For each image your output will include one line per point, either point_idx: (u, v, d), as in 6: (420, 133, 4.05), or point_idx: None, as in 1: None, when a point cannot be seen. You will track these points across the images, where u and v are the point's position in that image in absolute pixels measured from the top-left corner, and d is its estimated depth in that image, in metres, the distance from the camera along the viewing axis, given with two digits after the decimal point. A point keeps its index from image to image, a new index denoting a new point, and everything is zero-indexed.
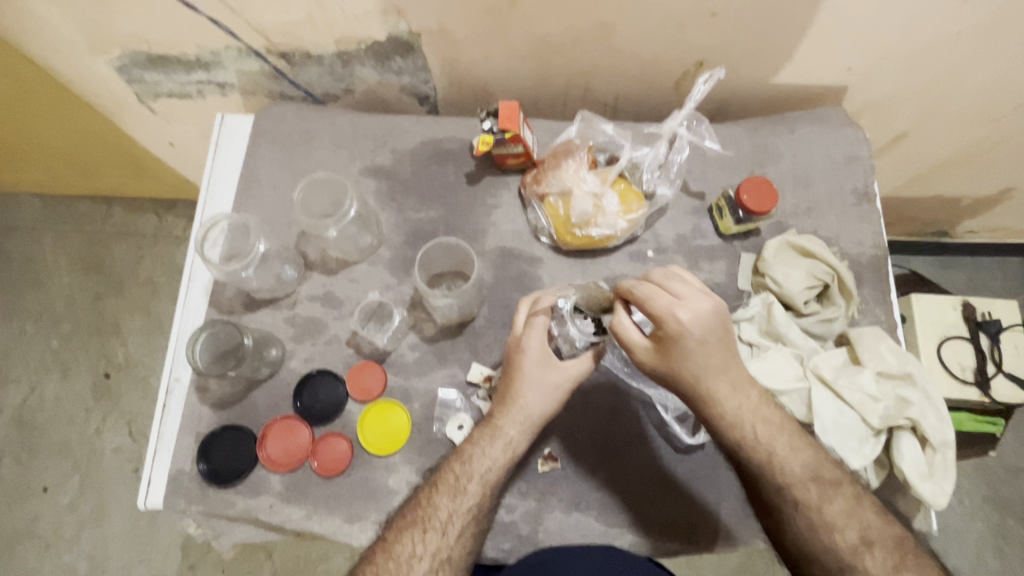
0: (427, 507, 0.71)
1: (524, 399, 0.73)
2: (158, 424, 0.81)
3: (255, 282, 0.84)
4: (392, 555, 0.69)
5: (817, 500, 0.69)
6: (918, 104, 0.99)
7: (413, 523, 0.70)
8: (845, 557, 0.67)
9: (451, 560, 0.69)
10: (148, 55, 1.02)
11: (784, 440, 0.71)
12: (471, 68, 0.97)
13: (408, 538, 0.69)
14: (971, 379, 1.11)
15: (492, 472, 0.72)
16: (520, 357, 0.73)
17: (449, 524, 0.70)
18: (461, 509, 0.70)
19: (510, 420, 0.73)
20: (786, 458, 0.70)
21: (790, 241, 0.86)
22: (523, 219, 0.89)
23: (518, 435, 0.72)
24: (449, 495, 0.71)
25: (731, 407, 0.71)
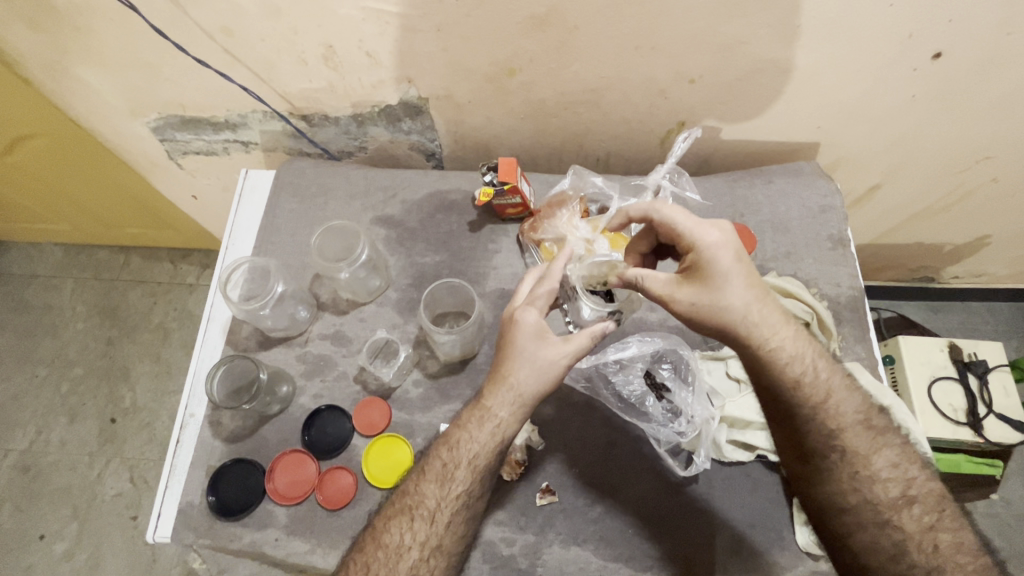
0: (414, 496, 0.73)
1: (515, 378, 0.73)
2: (171, 458, 0.84)
3: (270, 321, 0.89)
4: (381, 544, 0.71)
5: (870, 452, 0.73)
6: (885, 158, 1.08)
7: (400, 511, 0.73)
8: (884, 511, 0.71)
9: (441, 547, 0.72)
10: (182, 117, 1.13)
11: (830, 384, 0.75)
12: (474, 128, 1.07)
13: (396, 527, 0.72)
14: (963, 420, 1.15)
15: (480, 458, 0.73)
16: (515, 331, 0.74)
17: (438, 512, 0.72)
18: (449, 496, 0.73)
19: (500, 401, 0.73)
20: (846, 407, 0.74)
21: (771, 282, 0.91)
22: (521, 262, 0.95)
23: (508, 416, 0.73)
24: (437, 482, 0.73)
25: (779, 339, 0.73)
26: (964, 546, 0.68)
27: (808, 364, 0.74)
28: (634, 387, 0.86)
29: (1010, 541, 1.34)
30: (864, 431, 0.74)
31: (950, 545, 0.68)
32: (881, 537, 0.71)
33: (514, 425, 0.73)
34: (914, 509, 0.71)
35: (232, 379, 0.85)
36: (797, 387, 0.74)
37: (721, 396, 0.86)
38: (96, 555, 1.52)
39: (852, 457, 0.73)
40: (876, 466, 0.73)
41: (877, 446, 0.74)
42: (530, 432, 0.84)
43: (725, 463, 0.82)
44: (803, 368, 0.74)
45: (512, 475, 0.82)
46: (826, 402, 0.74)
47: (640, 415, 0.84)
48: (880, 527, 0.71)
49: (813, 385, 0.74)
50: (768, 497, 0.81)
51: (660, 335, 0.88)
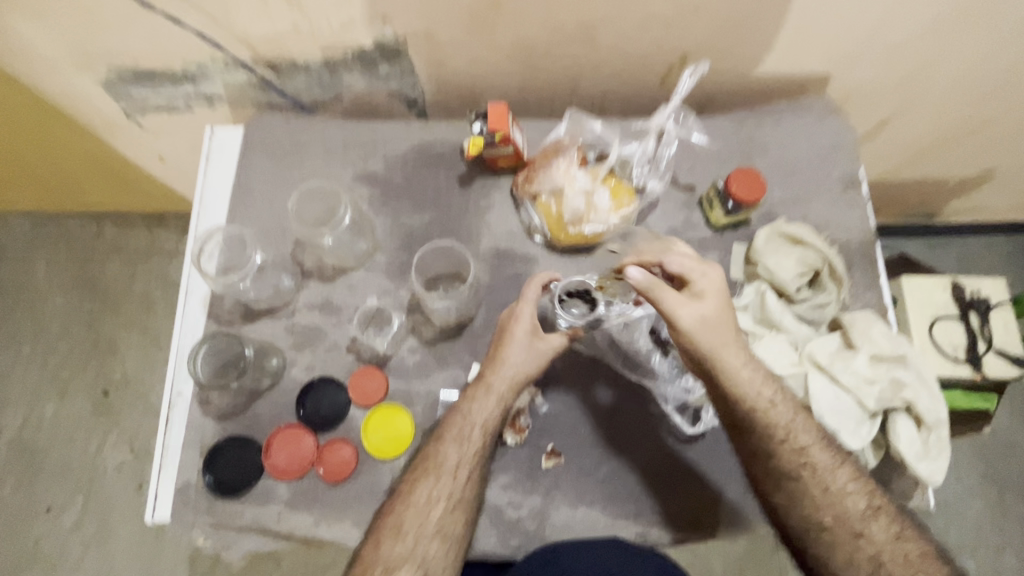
0: (434, 458, 0.73)
1: (511, 359, 0.75)
2: (162, 439, 0.81)
3: (253, 293, 0.85)
4: (410, 501, 0.72)
5: (837, 473, 0.71)
6: (897, 90, 1.01)
7: (424, 473, 0.73)
8: (855, 524, 0.70)
9: (464, 500, 0.73)
10: (135, 70, 1.02)
11: (787, 413, 0.72)
12: (459, 70, 0.98)
13: (422, 487, 0.73)
14: (964, 358, 1.14)
15: (490, 421, 0.73)
16: (512, 327, 0.76)
17: (459, 469, 0.73)
18: (468, 456, 0.73)
19: (500, 375, 0.74)
20: (802, 435, 0.72)
21: (779, 229, 0.86)
22: (516, 219, 0.89)
23: (508, 388, 0.74)
24: (455, 444, 0.73)
25: (749, 377, 0.71)
26: (928, 554, 0.69)
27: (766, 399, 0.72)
28: (640, 345, 0.83)
29: (998, 470, 1.38)
30: (821, 454, 0.72)
31: (916, 555, 0.69)
32: (857, 550, 0.70)
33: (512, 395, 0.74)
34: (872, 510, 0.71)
35: (218, 356, 0.82)
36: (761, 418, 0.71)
37: None
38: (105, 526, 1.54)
39: (815, 479, 0.71)
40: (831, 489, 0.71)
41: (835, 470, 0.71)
42: (534, 395, 0.82)
43: None
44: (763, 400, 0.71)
45: (517, 440, 0.80)
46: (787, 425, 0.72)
47: (643, 371, 0.83)
48: (853, 542, 0.70)
49: (772, 415, 0.72)
50: None
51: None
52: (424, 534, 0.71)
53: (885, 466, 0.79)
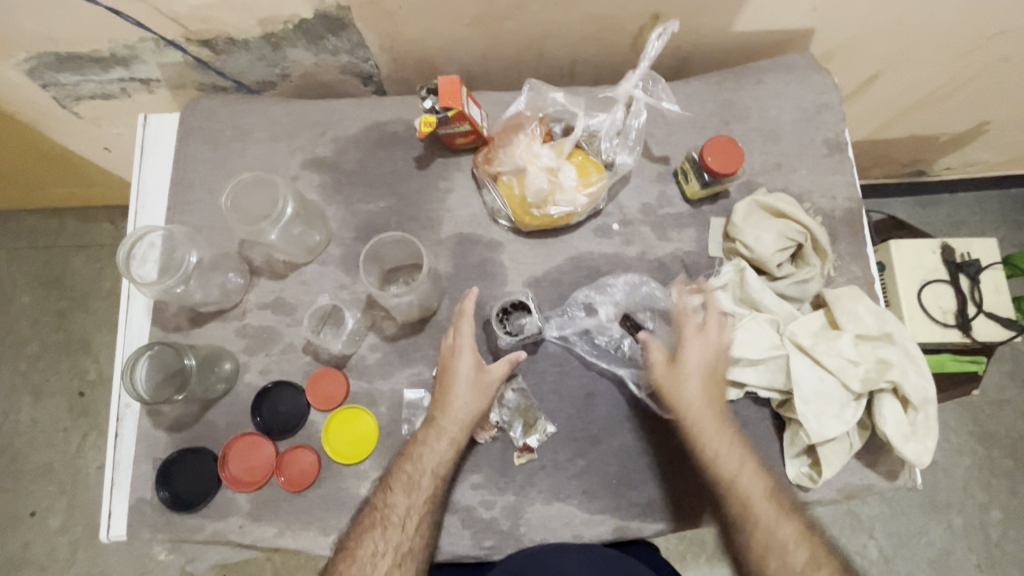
0: (382, 508, 0.69)
1: (457, 400, 0.72)
2: (112, 454, 0.77)
3: (199, 296, 0.78)
4: (354, 559, 0.67)
5: (772, 521, 0.67)
6: (886, 44, 0.95)
7: (371, 525, 0.69)
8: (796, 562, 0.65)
9: (412, 552, 0.68)
10: (58, 56, 0.92)
11: (723, 444, 0.71)
12: (413, 40, 0.90)
13: (369, 540, 0.68)
14: (952, 323, 1.10)
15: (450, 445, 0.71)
16: (451, 377, 0.72)
17: (407, 519, 0.69)
18: (417, 504, 0.69)
19: (451, 419, 0.71)
20: (730, 468, 0.70)
21: (760, 201, 0.80)
22: (478, 201, 0.83)
23: (461, 431, 0.72)
24: (404, 492, 0.69)
25: (703, 422, 0.71)
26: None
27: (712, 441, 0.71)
28: (611, 334, 0.80)
29: None
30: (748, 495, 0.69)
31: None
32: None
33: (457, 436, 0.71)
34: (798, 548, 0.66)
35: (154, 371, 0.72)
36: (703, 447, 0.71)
37: None
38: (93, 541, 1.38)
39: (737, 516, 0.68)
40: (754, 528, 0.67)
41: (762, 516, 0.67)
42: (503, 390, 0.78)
43: None
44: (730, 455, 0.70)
45: (486, 438, 0.76)
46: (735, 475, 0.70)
47: (614, 359, 0.79)
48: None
49: (716, 447, 0.71)
50: (757, 433, 0.77)
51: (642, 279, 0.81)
52: None
53: (868, 445, 0.77)
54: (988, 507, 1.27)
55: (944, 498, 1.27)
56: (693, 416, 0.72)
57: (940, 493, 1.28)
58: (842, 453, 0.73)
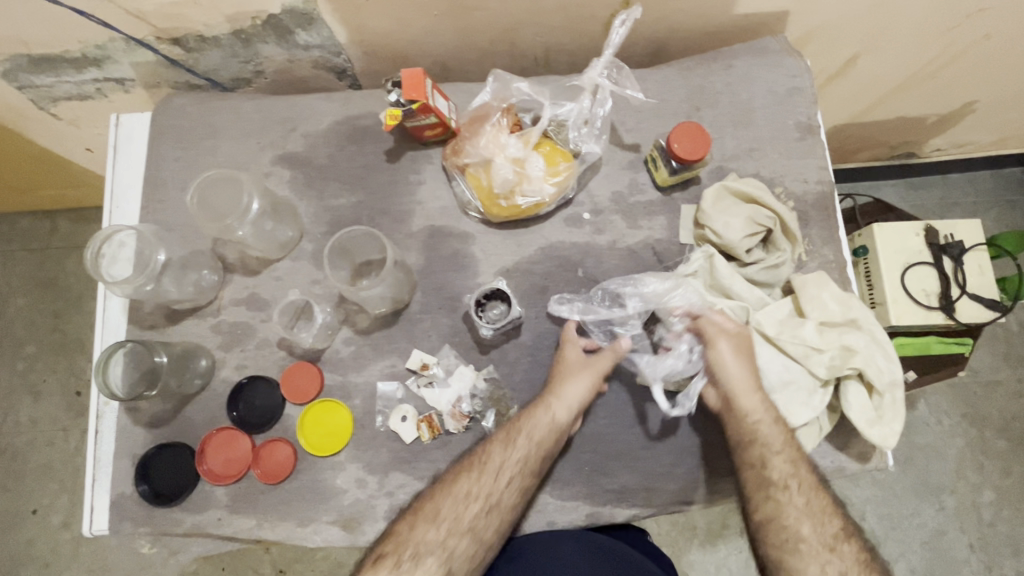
0: (481, 454, 0.71)
1: (568, 383, 0.74)
2: (93, 450, 0.78)
3: (174, 293, 0.79)
4: (449, 492, 0.69)
5: (809, 514, 0.66)
6: (862, 26, 0.94)
7: (467, 466, 0.71)
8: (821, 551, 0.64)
9: (501, 505, 0.69)
10: (30, 58, 0.92)
11: (779, 438, 0.70)
12: (382, 33, 0.90)
13: (464, 479, 0.69)
14: (936, 305, 1.05)
15: (543, 435, 0.71)
16: (563, 361, 0.76)
17: (504, 470, 0.70)
18: (513, 462, 0.70)
19: (560, 401, 0.72)
20: (778, 454, 0.69)
21: (729, 187, 0.80)
22: (449, 193, 0.84)
23: (568, 415, 0.72)
24: (502, 445, 0.71)
25: (752, 401, 0.71)
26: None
27: (759, 425, 0.70)
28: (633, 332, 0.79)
29: None
30: (795, 486, 0.68)
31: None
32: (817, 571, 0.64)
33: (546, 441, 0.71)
34: (842, 552, 0.65)
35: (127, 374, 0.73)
36: (751, 426, 0.70)
37: None
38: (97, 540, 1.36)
39: (783, 513, 0.67)
40: (799, 523, 0.66)
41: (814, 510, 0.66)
42: (475, 379, 0.78)
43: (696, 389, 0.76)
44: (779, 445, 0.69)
45: (458, 428, 0.77)
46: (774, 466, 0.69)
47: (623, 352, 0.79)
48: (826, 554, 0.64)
49: (765, 432, 0.70)
50: None
51: (676, 283, 0.76)
52: (455, 531, 0.67)
53: (839, 427, 0.77)
54: (978, 487, 1.27)
55: (935, 479, 1.28)
56: (743, 399, 0.71)
57: (931, 474, 1.28)
58: (812, 437, 0.74)
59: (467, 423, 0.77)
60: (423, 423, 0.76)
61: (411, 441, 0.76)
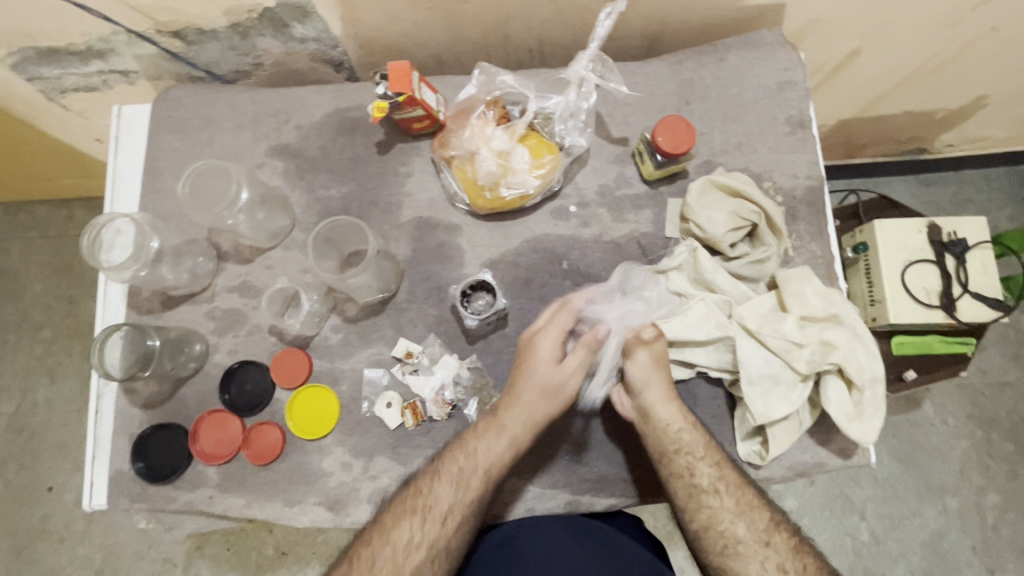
0: (425, 496, 0.70)
1: (527, 391, 0.72)
2: (93, 429, 0.82)
3: (169, 279, 0.82)
4: (389, 540, 0.68)
5: (739, 514, 0.68)
6: (861, 19, 0.92)
7: (411, 511, 0.69)
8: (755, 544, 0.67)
9: (448, 551, 0.68)
10: (38, 50, 0.95)
11: (701, 443, 0.71)
12: (375, 27, 0.91)
13: (405, 525, 0.68)
14: (937, 303, 1.03)
15: (496, 463, 0.71)
16: (531, 361, 0.73)
17: (449, 513, 0.69)
18: (461, 501, 0.69)
19: (514, 414, 0.72)
20: (702, 460, 0.70)
21: (716, 181, 0.80)
22: (437, 185, 0.85)
23: (522, 433, 0.71)
24: (450, 485, 0.70)
25: (669, 412, 0.72)
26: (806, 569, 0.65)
27: (680, 434, 0.71)
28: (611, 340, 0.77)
29: None
30: (724, 488, 0.69)
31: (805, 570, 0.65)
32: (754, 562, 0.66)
33: (496, 465, 0.71)
34: (777, 544, 0.67)
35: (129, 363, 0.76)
36: (670, 436, 0.71)
37: None
38: (109, 519, 1.38)
39: (717, 519, 0.68)
40: (735, 525, 0.68)
41: (744, 508, 0.68)
42: (458, 368, 0.80)
43: None
44: (699, 454, 0.71)
45: (441, 415, 0.78)
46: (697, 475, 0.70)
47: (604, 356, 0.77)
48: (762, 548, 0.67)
49: (683, 440, 0.71)
50: (708, 412, 0.78)
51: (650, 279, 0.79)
52: None
53: (820, 423, 0.77)
54: (978, 489, 1.26)
55: (936, 481, 1.26)
56: (660, 412, 0.72)
57: (931, 475, 1.27)
58: (791, 432, 0.74)
59: (451, 411, 0.79)
60: (407, 409, 0.78)
61: (396, 427, 0.78)
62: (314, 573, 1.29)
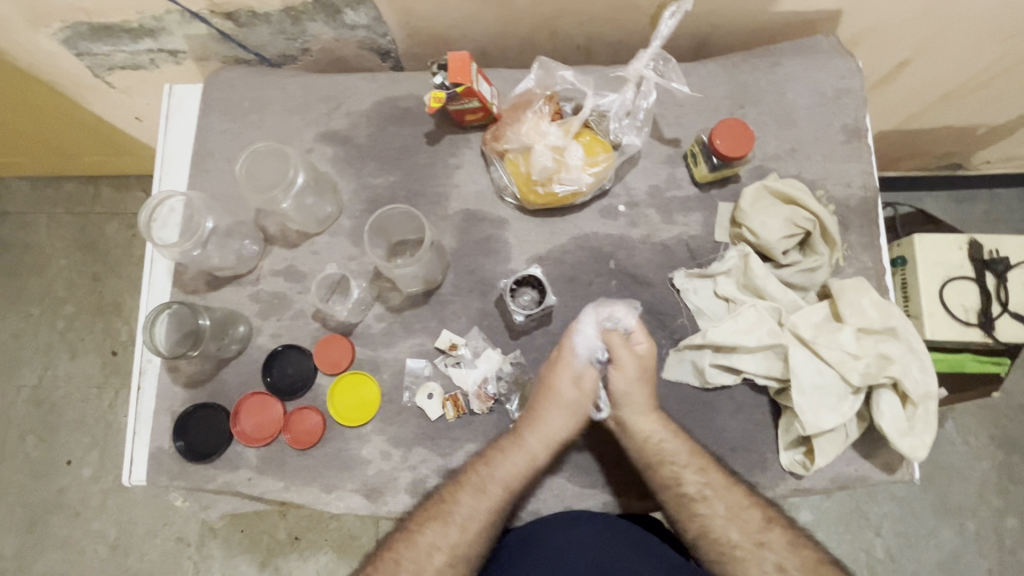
0: (449, 503, 0.71)
1: (547, 413, 0.73)
2: (135, 404, 0.82)
3: (215, 260, 0.82)
4: (412, 545, 0.69)
5: (756, 522, 0.68)
6: (919, 30, 0.90)
7: (434, 516, 0.70)
8: (754, 550, 0.67)
9: (467, 557, 0.69)
10: (90, 25, 0.95)
11: (683, 450, 0.72)
12: (428, 16, 0.91)
13: (429, 530, 0.70)
14: (974, 321, 1.00)
15: (515, 476, 0.72)
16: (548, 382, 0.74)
17: (469, 521, 0.70)
18: (483, 509, 0.70)
19: (533, 432, 0.73)
20: (686, 468, 0.71)
21: (770, 187, 0.79)
22: (486, 178, 0.85)
23: (541, 449, 0.73)
24: (472, 492, 0.71)
25: (647, 421, 0.73)
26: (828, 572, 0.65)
27: (662, 444, 0.72)
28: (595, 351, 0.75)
29: None
30: (711, 495, 0.70)
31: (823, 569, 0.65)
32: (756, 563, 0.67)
33: (514, 480, 0.72)
34: (773, 547, 0.67)
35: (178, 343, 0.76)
36: (648, 441, 0.72)
37: (707, 319, 0.79)
38: (125, 495, 1.39)
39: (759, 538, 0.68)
40: (726, 530, 0.68)
41: (734, 514, 0.69)
42: (502, 362, 0.80)
43: (709, 388, 0.76)
44: (679, 460, 0.72)
45: (483, 408, 0.78)
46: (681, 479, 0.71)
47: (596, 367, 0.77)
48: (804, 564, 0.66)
49: (662, 444, 0.72)
50: (752, 419, 0.77)
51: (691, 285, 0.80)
52: None
53: (864, 437, 0.76)
54: (1002, 512, 1.24)
55: (957, 501, 1.25)
56: (637, 418, 0.73)
57: (952, 495, 1.25)
58: (837, 444, 0.73)
59: (494, 407, 0.78)
60: (448, 401, 0.78)
61: (436, 418, 0.78)
62: (327, 559, 1.29)
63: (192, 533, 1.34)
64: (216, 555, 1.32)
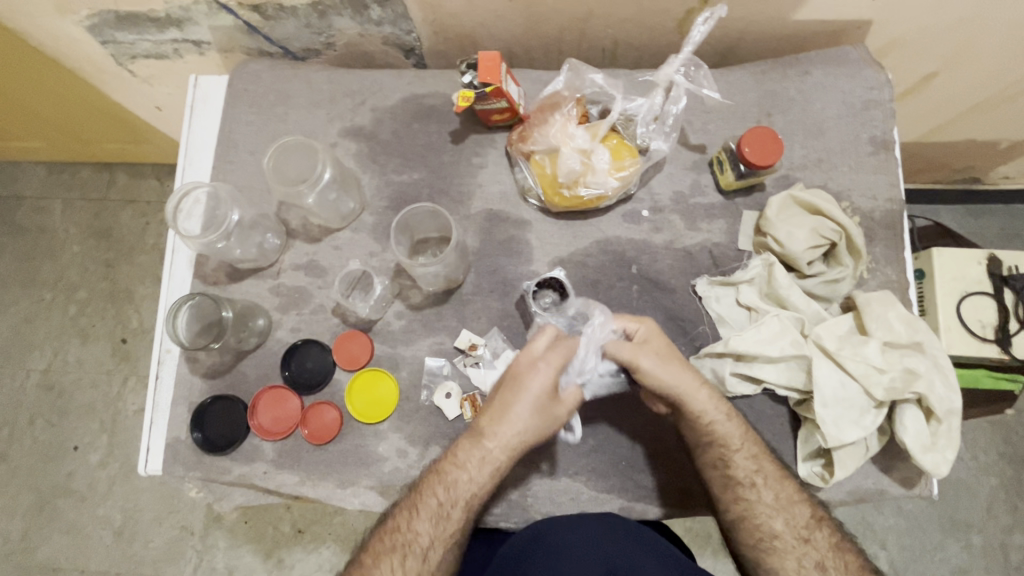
0: (405, 533, 0.67)
1: (516, 411, 0.67)
2: (153, 394, 0.82)
3: (238, 252, 0.82)
4: None
5: (790, 521, 0.68)
6: (951, 43, 0.89)
7: (391, 549, 0.66)
8: (796, 543, 0.67)
9: None
10: (117, 14, 0.95)
11: (738, 433, 0.70)
12: (456, 15, 0.90)
13: (386, 564, 0.66)
14: (992, 337, 0.99)
15: (474, 495, 0.68)
16: (521, 371, 0.69)
17: (429, 550, 0.66)
18: (442, 535, 0.67)
19: (498, 436, 0.68)
20: (738, 452, 0.70)
21: (796, 197, 0.79)
22: (510, 178, 0.84)
23: (506, 459, 0.68)
24: (431, 519, 0.67)
25: (703, 401, 0.70)
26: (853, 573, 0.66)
27: (716, 425, 0.70)
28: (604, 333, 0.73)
29: None
30: (762, 482, 0.69)
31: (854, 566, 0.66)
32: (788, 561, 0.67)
33: (479, 492, 0.68)
34: (817, 539, 0.67)
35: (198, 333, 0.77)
36: (703, 422, 0.70)
37: (729, 327, 0.78)
38: (131, 482, 1.39)
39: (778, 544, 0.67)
40: (771, 519, 0.68)
41: (782, 503, 0.68)
42: None
43: (728, 397, 0.76)
44: (734, 443, 0.70)
45: None
46: (733, 465, 0.70)
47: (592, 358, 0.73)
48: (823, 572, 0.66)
49: (716, 424, 0.70)
50: (770, 429, 0.77)
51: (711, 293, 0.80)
52: None
53: (883, 452, 0.76)
54: (1011, 530, 1.23)
55: (966, 517, 1.24)
56: (689, 399, 0.70)
57: (962, 511, 1.24)
58: (857, 457, 0.72)
59: None
60: (466, 402, 0.77)
61: (454, 417, 0.78)
62: (331, 553, 1.29)
63: (197, 522, 1.34)
64: (220, 545, 1.32)
